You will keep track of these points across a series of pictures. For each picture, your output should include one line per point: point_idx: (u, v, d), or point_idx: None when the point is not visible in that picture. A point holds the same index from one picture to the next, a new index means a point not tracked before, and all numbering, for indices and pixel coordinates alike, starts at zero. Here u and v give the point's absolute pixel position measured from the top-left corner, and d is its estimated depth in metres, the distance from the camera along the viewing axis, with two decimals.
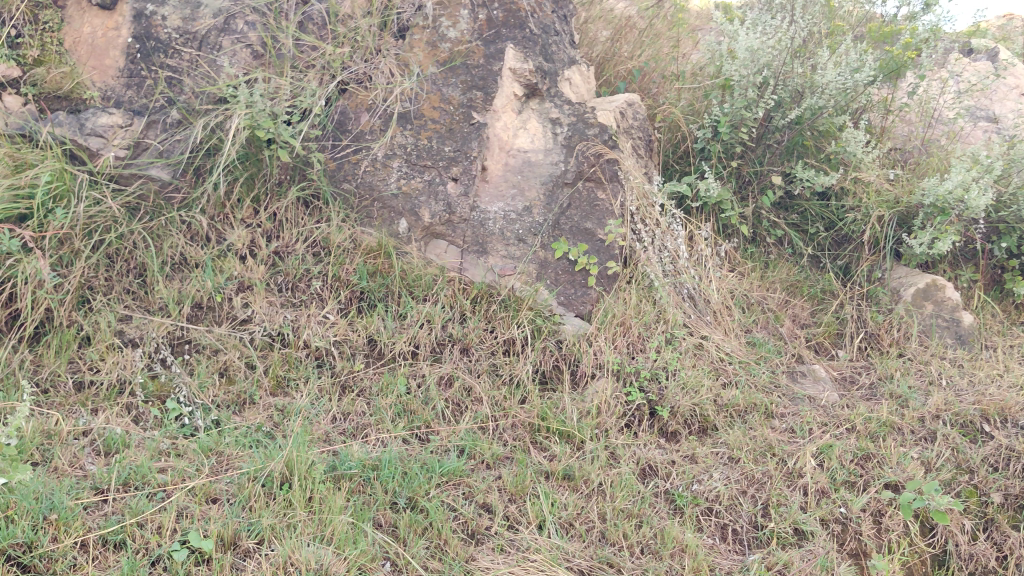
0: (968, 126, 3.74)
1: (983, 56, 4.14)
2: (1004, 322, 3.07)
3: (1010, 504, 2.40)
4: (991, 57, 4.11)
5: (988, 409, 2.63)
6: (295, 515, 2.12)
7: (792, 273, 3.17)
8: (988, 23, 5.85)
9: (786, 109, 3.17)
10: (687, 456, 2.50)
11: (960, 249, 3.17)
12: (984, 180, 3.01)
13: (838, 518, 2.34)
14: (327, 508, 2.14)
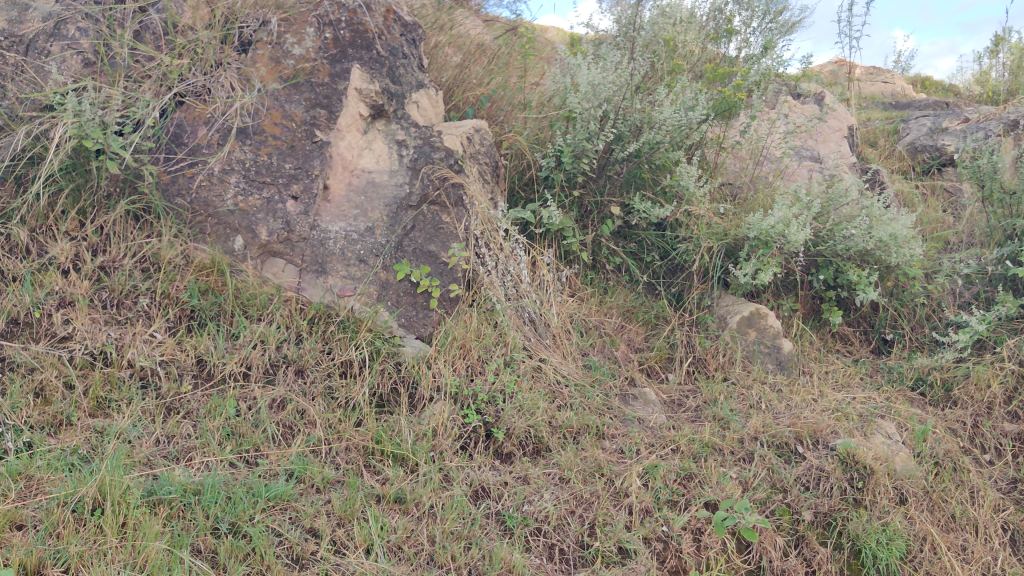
0: (794, 164, 4.01)
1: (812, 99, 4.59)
2: (821, 349, 3.28)
3: (819, 521, 2.57)
4: (818, 100, 4.56)
5: (801, 432, 2.81)
6: (106, 541, 2.01)
7: (629, 299, 3.31)
8: (822, 70, 6.33)
9: (626, 143, 3.29)
10: (520, 477, 2.55)
11: (782, 280, 3.37)
12: (802, 217, 3.21)
13: (660, 536, 2.43)
14: (142, 534, 2.03)
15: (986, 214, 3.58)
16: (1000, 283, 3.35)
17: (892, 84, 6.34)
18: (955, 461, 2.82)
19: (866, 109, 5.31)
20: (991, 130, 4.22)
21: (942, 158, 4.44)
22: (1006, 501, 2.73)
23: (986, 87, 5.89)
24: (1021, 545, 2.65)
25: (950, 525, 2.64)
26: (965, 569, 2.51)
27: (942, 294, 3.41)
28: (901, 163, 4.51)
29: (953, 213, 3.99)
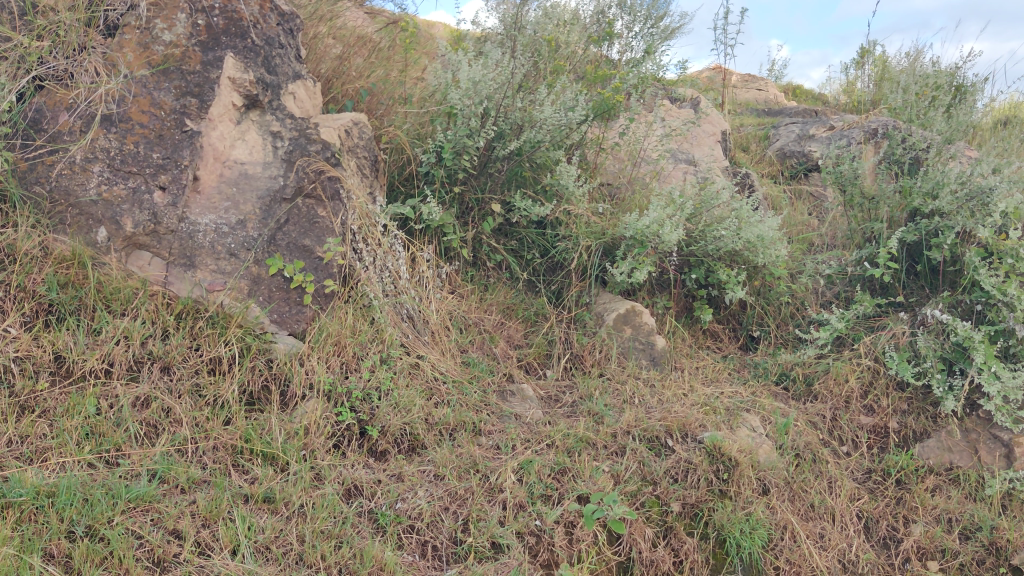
0: (671, 166, 4.10)
1: (687, 104, 4.70)
2: (692, 345, 3.38)
3: (686, 512, 2.65)
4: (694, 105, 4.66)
5: (671, 425, 2.88)
6: None
7: (509, 296, 3.35)
8: (700, 76, 6.51)
9: (507, 140, 3.30)
10: (394, 475, 2.54)
11: (657, 279, 3.46)
12: (676, 218, 3.30)
13: (532, 530, 2.46)
14: None
15: (847, 217, 3.76)
16: (858, 284, 3.52)
17: (765, 91, 6.57)
18: (815, 453, 2.96)
19: (738, 115, 5.50)
20: (854, 137, 4.41)
21: (808, 163, 4.62)
22: (860, 490, 2.88)
23: (851, 97, 6.18)
24: (874, 532, 2.79)
25: (809, 514, 2.76)
26: (822, 556, 2.64)
27: (805, 293, 3.55)
28: (771, 167, 4.68)
29: (817, 216, 4.17)
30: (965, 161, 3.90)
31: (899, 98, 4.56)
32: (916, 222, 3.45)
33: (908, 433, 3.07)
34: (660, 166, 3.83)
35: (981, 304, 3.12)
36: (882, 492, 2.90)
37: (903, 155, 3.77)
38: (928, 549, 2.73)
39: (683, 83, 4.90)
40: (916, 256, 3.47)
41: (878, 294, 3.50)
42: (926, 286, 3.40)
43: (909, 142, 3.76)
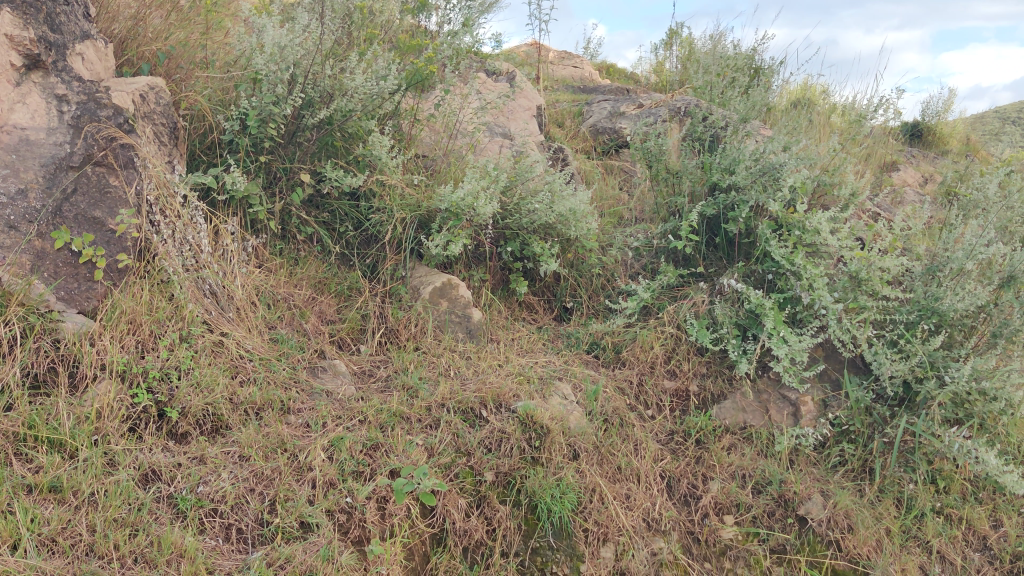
0: (487, 139, 4.08)
1: (504, 78, 4.73)
2: (508, 318, 3.42)
3: (500, 480, 2.70)
4: (510, 80, 4.71)
5: (485, 397, 2.91)
6: None
7: (320, 270, 3.26)
8: (520, 52, 6.55)
9: (316, 109, 3.23)
10: (195, 457, 2.42)
11: (473, 251, 3.45)
12: (490, 190, 3.34)
13: (343, 507, 2.42)
14: None
15: (653, 192, 3.91)
16: (663, 256, 3.68)
17: (581, 67, 6.68)
18: (622, 417, 3.07)
19: (553, 92, 5.58)
20: (660, 114, 4.57)
21: (619, 140, 4.73)
22: (664, 452, 3.02)
23: (661, 76, 6.39)
24: (675, 490, 2.93)
25: (617, 476, 2.87)
26: (628, 516, 2.75)
27: (615, 265, 3.67)
28: (584, 143, 4.77)
29: (627, 190, 4.29)
30: (760, 140, 4.12)
31: (701, 79, 4.76)
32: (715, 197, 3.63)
33: (706, 395, 3.24)
34: (475, 139, 3.83)
35: (772, 274, 3.34)
36: (683, 452, 3.06)
37: (705, 131, 3.95)
38: (724, 504, 2.90)
39: (498, 57, 4.91)
40: (715, 229, 3.66)
41: (681, 265, 3.67)
42: (724, 258, 3.60)
43: (709, 120, 3.95)
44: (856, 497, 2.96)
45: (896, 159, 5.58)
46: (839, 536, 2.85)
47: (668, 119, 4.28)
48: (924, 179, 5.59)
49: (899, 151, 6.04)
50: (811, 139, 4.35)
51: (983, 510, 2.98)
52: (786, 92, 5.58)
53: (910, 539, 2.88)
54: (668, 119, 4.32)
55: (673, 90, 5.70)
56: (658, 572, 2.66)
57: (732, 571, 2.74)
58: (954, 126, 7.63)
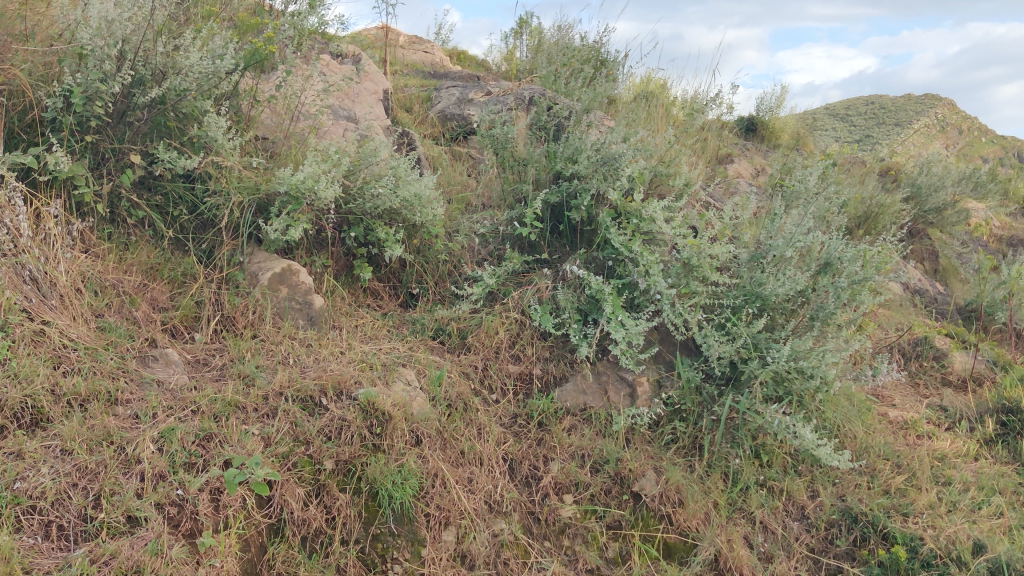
0: (332, 121, 4.01)
1: (349, 61, 4.67)
2: (352, 304, 3.39)
3: (340, 469, 2.67)
4: (356, 62, 4.66)
5: (325, 384, 2.87)
6: None
7: (152, 255, 3.13)
8: (370, 36, 6.47)
9: (148, 88, 3.15)
10: (12, 453, 2.27)
11: (314, 237, 3.39)
12: (332, 174, 3.30)
13: (173, 500, 2.33)
14: None
15: (500, 179, 3.96)
16: (509, 242, 3.74)
17: (432, 53, 6.65)
18: (466, 402, 3.11)
19: (402, 77, 5.54)
20: (507, 102, 4.61)
21: (468, 127, 4.75)
22: (506, 435, 3.09)
23: (510, 65, 6.44)
24: (517, 471, 3.00)
25: (459, 460, 2.91)
26: (470, 499, 2.79)
27: (462, 251, 3.70)
28: (433, 129, 4.75)
29: (475, 176, 4.31)
30: (602, 130, 4.24)
31: (546, 68, 4.84)
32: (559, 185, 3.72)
33: (549, 378, 3.33)
34: (318, 121, 3.75)
35: (612, 260, 3.47)
36: (525, 434, 3.13)
37: (549, 121, 4.00)
38: (564, 484, 2.98)
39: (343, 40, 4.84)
40: (560, 217, 3.76)
41: (526, 252, 3.75)
42: (568, 245, 3.72)
43: (554, 109, 4.02)
44: (687, 473, 3.10)
45: (731, 153, 5.85)
46: (671, 510, 2.97)
47: (514, 106, 4.33)
48: (758, 170, 5.87)
49: (733, 144, 6.33)
50: (650, 130, 4.50)
51: (801, 482, 3.20)
52: (628, 83, 5.74)
53: (735, 510, 3.05)
54: (513, 107, 4.37)
55: (520, 79, 5.76)
56: (499, 552, 2.71)
57: (571, 548, 2.81)
58: (785, 121, 8.03)
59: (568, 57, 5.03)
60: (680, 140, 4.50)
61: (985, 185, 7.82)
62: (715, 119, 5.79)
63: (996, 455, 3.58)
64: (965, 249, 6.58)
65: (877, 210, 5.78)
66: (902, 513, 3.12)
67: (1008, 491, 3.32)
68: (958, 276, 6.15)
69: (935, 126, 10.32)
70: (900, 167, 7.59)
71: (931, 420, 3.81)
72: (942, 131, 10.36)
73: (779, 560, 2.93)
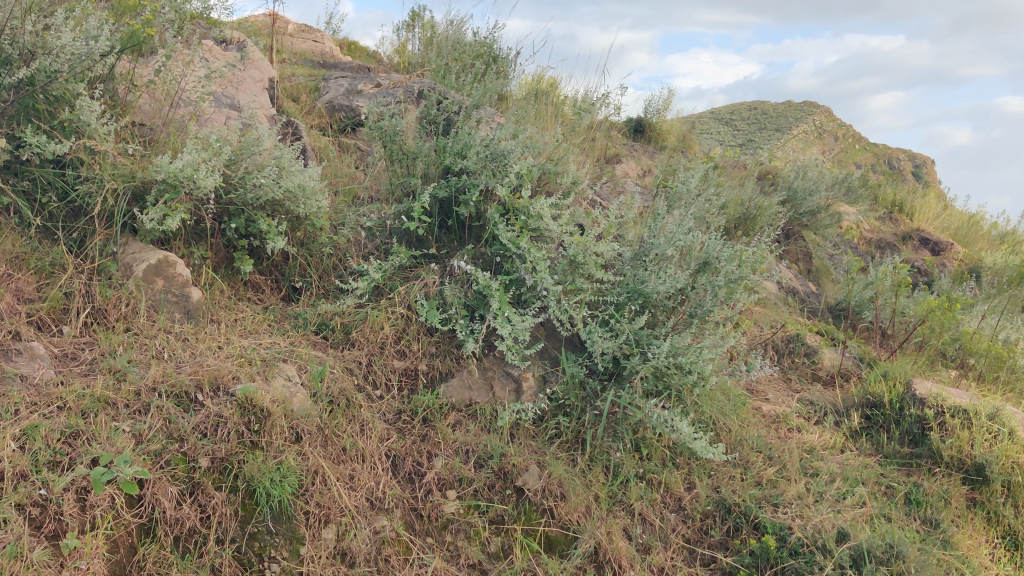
0: (213, 109, 3.90)
1: (233, 47, 4.56)
2: (232, 298, 3.31)
3: (215, 466, 2.59)
4: (240, 49, 4.55)
5: (201, 380, 2.79)
6: None
7: (18, 245, 2.97)
8: (256, 24, 6.31)
9: (15, 67, 3.05)
10: None
11: (192, 228, 3.29)
12: (212, 162, 3.21)
13: (36, 500, 2.22)
14: None
15: (387, 172, 3.92)
16: (396, 236, 3.72)
17: (321, 42, 6.53)
18: (348, 398, 3.08)
19: (288, 66, 5.43)
20: (396, 94, 4.57)
21: (356, 118, 4.69)
22: (390, 431, 3.07)
23: (402, 58, 6.38)
24: (400, 468, 2.98)
25: (340, 457, 2.87)
26: (351, 497, 2.76)
27: (347, 245, 3.66)
28: (320, 120, 4.65)
29: (363, 169, 4.25)
30: (491, 126, 4.25)
31: (437, 62, 4.82)
32: (447, 179, 3.71)
33: (434, 374, 3.33)
34: (198, 108, 3.63)
35: (499, 256, 3.49)
36: (409, 430, 3.11)
37: (438, 115, 4.01)
38: (447, 479, 2.98)
39: (227, 27, 4.72)
40: (448, 212, 3.76)
41: (413, 246, 3.73)
42: (455, 240, 3.72)
43: (443, 104, 4.00)
44: (569, 467, 3.14)
45: (619, 153, 5.95)
46: (553, 504, 3.01)
47: (402, 100, 4.30)
48: (645, 170, 5.99)
49: (620, 144, 6.44)
50: (539, 127, 4.54)
51: (679, 474, 3.29)
52: (517, 81, 5.77)
53: (615, 503, 3.11)
54: (402, 99, 4.34)
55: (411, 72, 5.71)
56: (380, 549, 2.69)
57: (453, 544, 2.81)
58: (671, 124, 8.20)
59: (459, 52, 5.02)
60: (567, 139, 4.55)
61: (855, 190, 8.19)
62: (603, 118, 5.88)
63: (860, 447, 3.76)
64: (836, 251, 6.87)
65: (755, 212, 5.97)
66: (772, 504, 3.24)
67: (871, 482, 3.49)
68: (829, 276, 6.42)
69: (813, 131, 10.74)
70: (778, 170, 7.87)
71: (801, 414, 3.96)
72: (818, 137, 10.78)
73: (656, 551, 3.00)
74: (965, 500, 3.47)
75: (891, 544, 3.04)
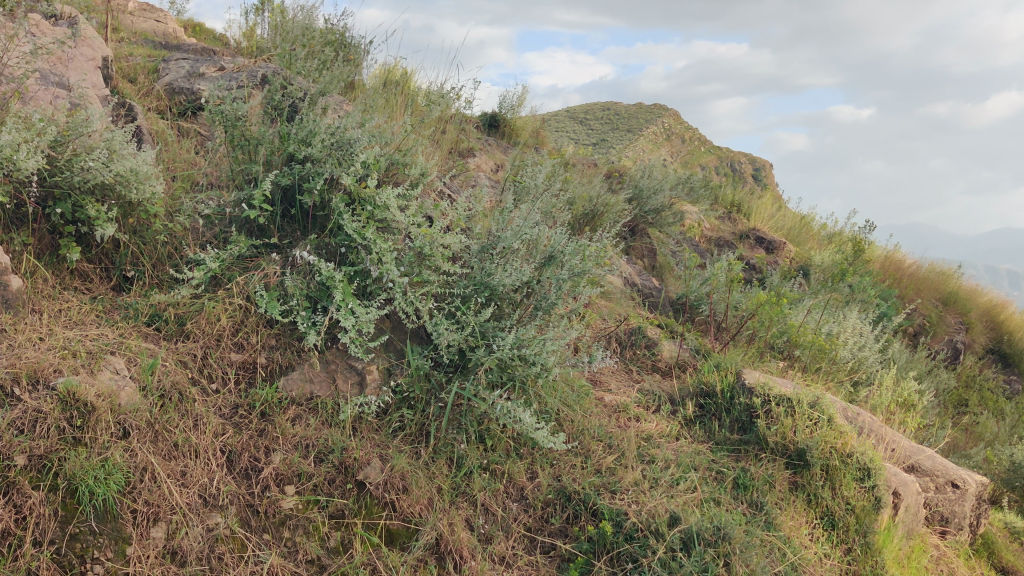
0: (39, 86, 3.66)
1: (65, 23, 4.29)
2: (55, 286, 3.12)
3: (33, 464, 2.44)
4: (71, 25, 4.28)
5: (19, 373, 2.61)
6: None
7: None
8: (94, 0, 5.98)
9: None
10: None
11: (12, 212, 3.08)
12: (35, 143, 3.02)
13: None
14: None
15: (228, 158, 3.78)
16: (236, 224, 3.60)
17: (163, 23, 6.25)
18: (181, 392, 2.97)
19: (126, 46, 5.16)
20: (239, 79, 4.42)
21: (197, 102, 4.51)
22: (226, 426, 2.96)
23: (249, 42, 6.18)
24: (236, 464, 2.89)
25: (172, 453, 2.76)
26: (182, 494, 2.66)
27: (183, 233, 3.51)
28: (158, 102, 4.44)
29: (203, 154, 4.09)
30: (338, 114, 4.19)
31: (282, 47, 4.70)
32: (291, 167, 3.63)
33: (274, 367, 3.25)
34: (22, 85, 3.40)
35: (344, 247, 3.43)
36: (247, 425, 3.02)
37: (282, 101, 3.92)
38: (285, 475, 2.90)
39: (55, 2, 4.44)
40: (291, 200, 3.68)
41: (254, 235, 3.63)
42: (299, 230, 3.65)
43: (288, 89, 3.92)
44: (412, 460, 3.13)
45: (471, 146, 5.97)
46: (395, 497, 2.99)
47: (245, 84, 4.17)
48: (496, 165, 6.04)
49: (469, 135, 6.46)
50: (389, 118, 4.51)
51: (521, 465, 3.35)
52: (369, 70, 5.70)
53: (458, 494, 3.12)
54: (245, 84, 4.22)
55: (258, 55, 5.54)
56: (212, 547, 2.60)
57: (291, 540, 2.75)
58: (525, 120, 8.26)
59: (307, 38, 4.92)
60: (416, 130, 4.53)
61: (695, 189, 8.51)
62: (454, 110, 5.88)
63: (694, 435, 3.93)
64: (678, 247, 7.12)
65: (602, 208, 6.12)
66: (610, 490, 3.34)
67: (702, 467, 3.65)
68: (672, 272, 6.65)
69: (661, 134, 11.12)
70: (621, 168, 8.09)
71: (641, 403, 4.10)
72: (667, 139, 11.16)
73: (497, 541, 3.04)
74: (788, 483, 3.67)
75: (719, 526, 3.19)
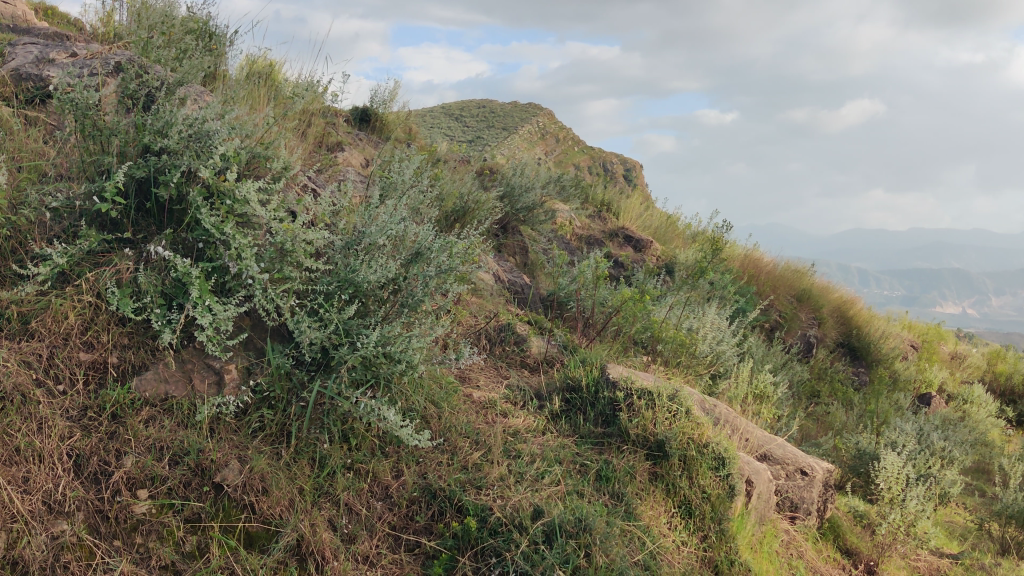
0: None
1: None
2: None
3: None
4: None
5: None
6: None
7: None
8: None
9: None
10: None
11: None
12: None
13: None
14: None
15: (79, 149, 3.59)
16: (87, 219, 3.41)
17: (12, 4, 5.92)
18: (24, 394, 2.82)
19: None
20: (93, 66, 4.22)
21: (46, 88, 4.28)
22: (73, 429, 2.83)
23: (106, 28, 5.92)
24: (83, 469, 2.76)
25: (13, 458, 2.65)
26: (24, 501, 2.55)
27: (29, 227, 3.31)
28: (3, 88, 4.19)
29: (52, 144, 3.89)
30: (199, 105, 4.06)
31: (139, 34, 4.52)
32: (146, 159, 3.48)
33: (126, 367, 3.11)
34: None
35: (202, 242, 3.31)
36: (96, 428, 2.88)
37: (138, 91, 3.76)
38: (137, 479, 2.78)
39: None
40: (146, 194, 3.53)
41: (106, 230, 3.47)
42: (154, 224, 3.50)
43: (144, 78, 3.77)
44: (272, 460, 3.05)
45: (340, 140, 5.88)
46: (253, 498, 2.92)
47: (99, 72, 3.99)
48: (366, 160, 5.99)
49: (336, 129, 6.36)
50: (252, 111, 4.40)
51: (386, 463, 3.33)
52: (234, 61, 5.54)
53: (321, 495, 3.07)
54: (99, 71, 4.03)
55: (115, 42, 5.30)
56: (57, 556, 2.48)
57: (143, 546, 2.64)
58: (398, 116, 8.22)
59: (169, 27, 4.75)
60: (281, 123, 4.43)
61: (565, 188, 8.67)
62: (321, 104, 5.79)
63: (560, 429, 3.99)
64: (550, 245, 7.21)
65: (472, 205, 6.14)
66: (475, 486, 3.35)
67: (567, 461, 3.72)
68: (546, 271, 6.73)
69: (537, 133, 11.31)
70: (493, 166, 8.16)
71: (509, 399, 4.13)
72: (542, 139, 11.33)
73: (361, 540, 3.00)
74: (648, 474, 3.78)
75: (580, 518, 3.26)
